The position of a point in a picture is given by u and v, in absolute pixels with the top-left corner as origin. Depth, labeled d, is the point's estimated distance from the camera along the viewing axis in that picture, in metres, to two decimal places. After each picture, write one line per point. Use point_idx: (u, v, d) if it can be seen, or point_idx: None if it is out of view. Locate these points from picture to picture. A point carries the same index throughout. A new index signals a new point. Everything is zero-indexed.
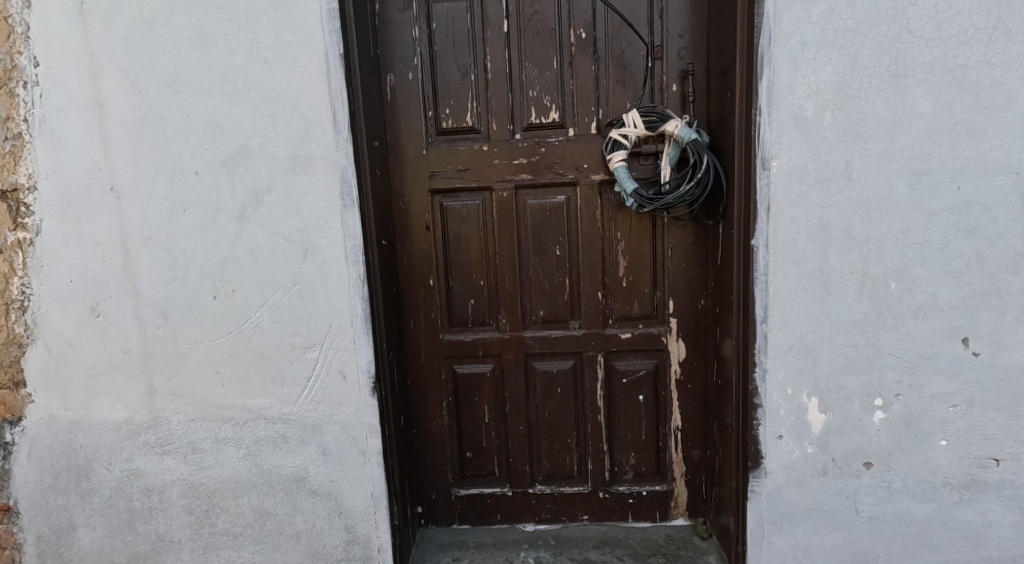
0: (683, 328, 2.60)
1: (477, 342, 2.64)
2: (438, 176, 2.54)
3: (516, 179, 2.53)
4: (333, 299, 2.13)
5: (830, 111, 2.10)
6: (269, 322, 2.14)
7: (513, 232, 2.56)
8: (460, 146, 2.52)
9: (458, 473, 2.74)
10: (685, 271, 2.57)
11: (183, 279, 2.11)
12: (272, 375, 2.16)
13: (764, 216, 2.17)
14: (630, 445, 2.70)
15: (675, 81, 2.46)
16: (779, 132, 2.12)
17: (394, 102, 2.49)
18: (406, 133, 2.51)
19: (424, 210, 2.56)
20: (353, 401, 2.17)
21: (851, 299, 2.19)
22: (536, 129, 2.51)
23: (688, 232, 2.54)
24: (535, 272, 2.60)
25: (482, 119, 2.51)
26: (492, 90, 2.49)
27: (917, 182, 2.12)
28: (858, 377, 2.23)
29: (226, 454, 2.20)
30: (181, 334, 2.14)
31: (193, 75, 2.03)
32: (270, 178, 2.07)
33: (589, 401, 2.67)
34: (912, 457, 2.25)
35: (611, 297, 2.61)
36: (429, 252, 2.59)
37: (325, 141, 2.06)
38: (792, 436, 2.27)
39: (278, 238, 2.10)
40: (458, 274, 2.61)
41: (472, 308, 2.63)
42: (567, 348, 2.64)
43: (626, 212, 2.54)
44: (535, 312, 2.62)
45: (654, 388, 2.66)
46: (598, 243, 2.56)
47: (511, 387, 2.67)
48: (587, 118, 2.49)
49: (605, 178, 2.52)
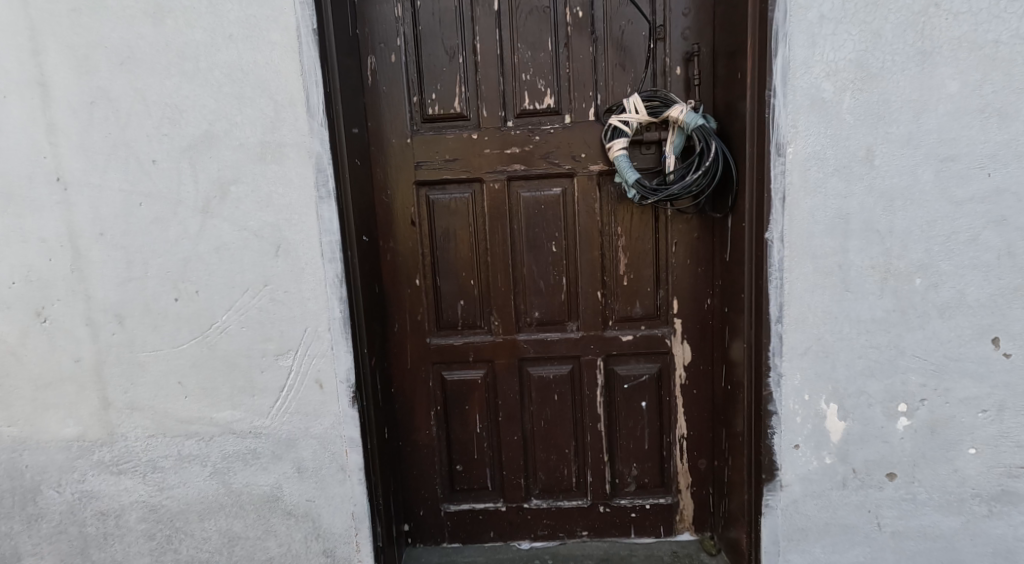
0: (688, 330, 2.44)
1: (467, 346, 2.45)
2: (424, 166, 2.34)
3: (508, 169, 2.35)
4: (308, 302, 1.95)
5: (850, 93, 1.93)
6: (238, 327, 1.95)
7: (506, 227, 2.38)
8: (448, 134, 2.33)
9: (448, 488, 2.55)
10: (690, 269, 2.40)
11: (140, 280, 1.91)
12: (242, 385, 1.98)
13: (778, 207, 1.99)
14: (631, 455, 2.53)
15: (678, 63, 2.28)
16: (795, 115, 1.95)
17: (375, 87, 2.29)
18: (387, 121, 2.32)
19: (409, 203, 2.37)
20: (331, 412, 2.00)
21: (872, 297, 2.02)
22: (529, 115, 2.33)
23: (694, 226, 2.37)
24: (530, 271, 2.41)
25: (471, 105, 2.32)
26: (481, 74, 2.30)
27: (944, 169, 1.94)
28: (879, 381, 2.05)
29: (190, 472, 2.00)
30: (139, 341, 1.94)
31: (149, 53, 1.83)
32: (237, 167, 1.88)
33: (588, 409, 2.50)
34: (938, 466, 2.07)
35: (610, 297, 2.43)
36: (415, 250, 2.39)
37: (298, 126, 1.87)
38: (809, 446, 2.09)
39: (247, 234, 1.91)
40: (447, 273, 2.42)
41: (462, 309, 2.44)
42: (564, 352, 2.46)
43: (627, 204, 2.37)
44: (530, 313, 2.44)
45: (658, 393, 2.49)
46: (597, 239, 2.39)
47: (504, 395, 2.49)
48: (585, 104, 2.31)
49: (605, 169, 2.34)
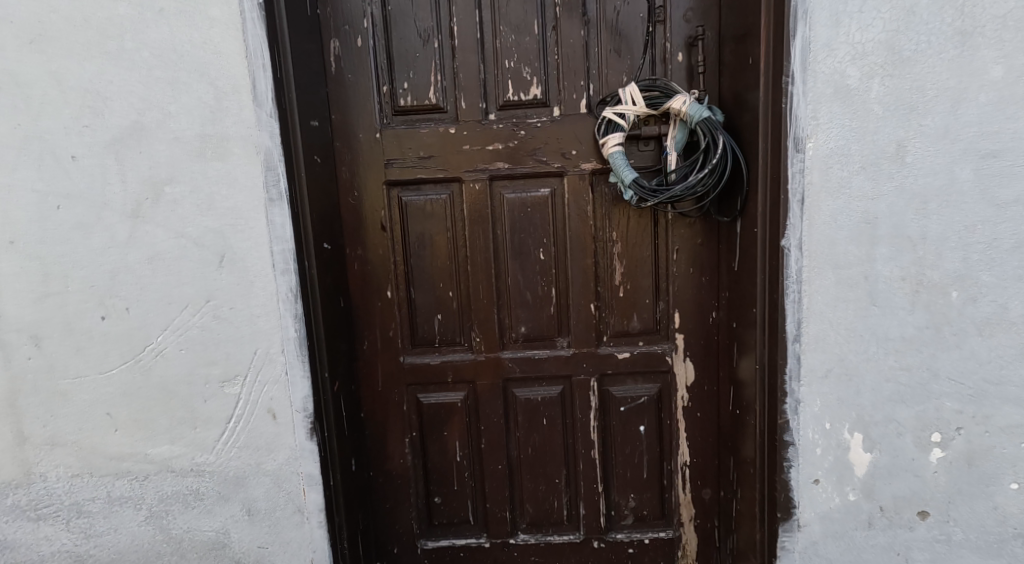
0: (691, 347, 2.20)
1: (445, 366, 2.20)
2: (395, 164, 2.09)
3: (491, 168, 2.10)
4: (258, 320, 1.71)
5: (879, 78, 1.68)
6: (176, 349, 1.70)
7: (488, 232, 2.13)
8: (422, 128, 2.08)
9: (425, 522, 2.29)
10: (694, 278, 2.16)
11: (60, 295, 1.65)
12: (182, 416, 1.73)
13: (797, 211, 1.75)
14: (629, 485, 2.28)
15: (680, 49, 2.04)
16: (815, 105, 1.70)
17: (340, 75, 2.04)
18: (353, 113, 2.06)
19: (379, 206, 2.11)
20: (286, 446, 1.76)
21: (902, 312, 1.77)
22: (514, 108, 2.08)
23: (697, 231, 2.13)
24: (515, 281, 2.16)
25: (448, 96, 2.07)
26: (458, 61, 2.05)
27: (985, 166, 1.70)
28: (910, 408, 1.80)
29: (122, 517, 1.75)
30: (59, 367, 1.68)
31: (65, 30, 1.57)
32: (171, 164, 1.62)
33: (580, 434, 2.25)
34: (976, 504, 1.82)
35: (604, 310, 2.19)
36: (386, 258, 2.14)
37: (243, 117, 1.62)
38: (830, 481, 1.85)
39: (185, 242, 1.66)
40: (422, 284, 2.16)
41: (439, 324, 2.19)
42: (554, 371, 2.21)
43: (622, 207, 2.12)
44: (515, 328, 2.19)
45: (658, 416, 2.24)
46: (590, 245, 2.14)
47: (487, 420, 2.24)
48: (575, 94, 2.07)
49: (598, 167, 2.09)
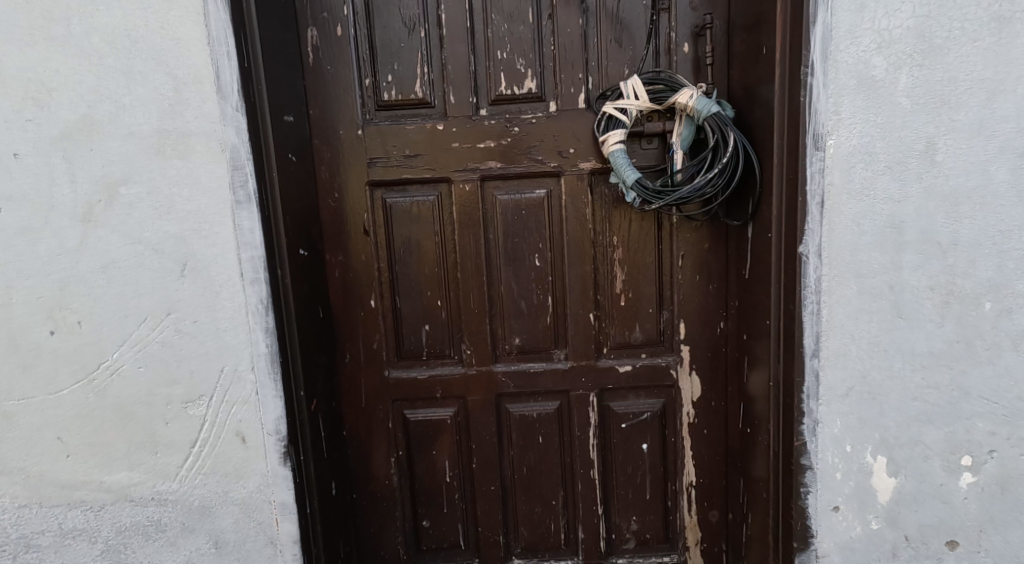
0: (698, 359, 2.05)
1: (433, 380, 2.05)
2: (378, 163, 1.93)
3: (482, 167, 1.94)
4: (224, 334, 1.56)
5: (907, 69, 1.53)
6: (134, 367, 1.54)
7: (479, 236, 1.97)
8: (408, 124, 1.92)
9: (412, 547, 2.14)
10: (700, 286, 2.01)
11: (4, 308, 1.50)
12: (141, 440, 1.57)
13: (816, 214, 1.60)
14: (630, 507, 2.13)
15: (685, 40, 1.89)
16: (836, 98, 1.55)
17: (318, 66, 1.88)
18: (333, 108, 1.91)
19: (361, 209, 1.95)
20: (257, 472, 1.61)
21: (930, 325, 1.62)
22: (507, 102, 1.93)
23: (704, 235, 1.98)
24: (508, 289, 2.01)
25: (436, 89, 1.92)
26: (447, 52, 1.89)
27: (1023, 165, 1.55)
28: (939, 429, 1.65)
29: (76, 551, 1.60)
30: (4, 387, 1.52)
31: (6, 14, 1.42)
32: (126, 162, 1.47)
33: (579, 453, 2.10)
34: (1011, 534, 1.67)
35: (604, 321, 2.04)
36: (370, 265, 1.98)
37: (205, 111, 1.47)
38: (851, 508, 1.70)
39: (143, 248, 1.50)
40: (409, 293, 2.01)
41: (426, 336, 2.03)
42: (550, 385, 2.05)
43: (624, 210, 1.97)
44: (509, 339, 2.04)
45: (662, 434, 2.09)
46: (588, 250, 1.98)
47: (479, 438, 2.08)
48: (573, 88, 1.91)
49: (598, 167, 1.94)
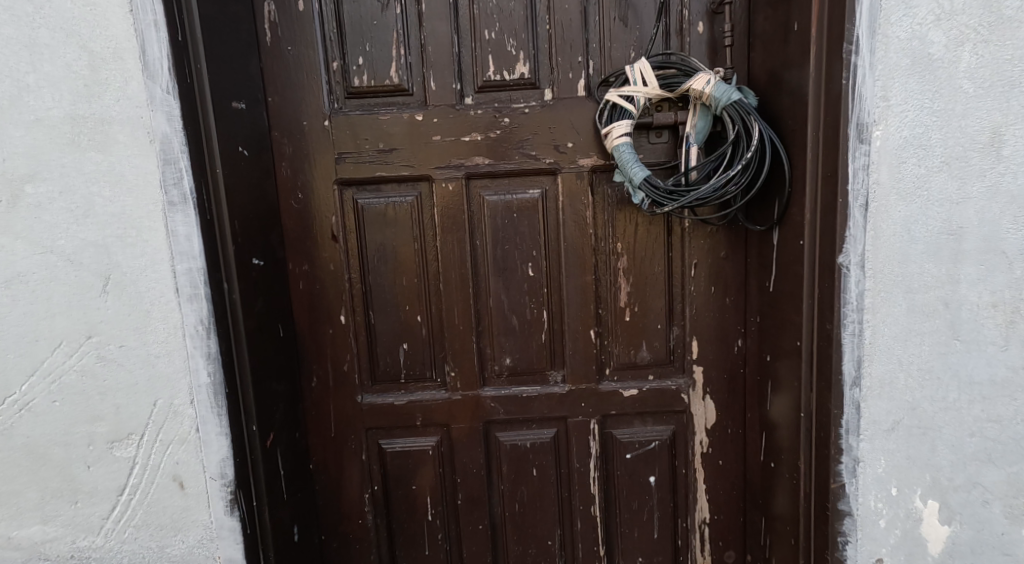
0: (714, 382, 1.80)
1: (413, 406, 1.79)
2: (348, 159, 1.68)
3: (468, 163, 1.69)
4: (157, 361, 1.31)
5: (970, 46, 1.30)
6: (48, 402, 1.29)
7: (464, 243, 1.73)
8: (382, 113, 1.67)
9: None
10: (716, 299, 1.76)
11: None
12: (56, 488, 1.32)
13: (858, 219, 1.36)
14: (636, 548, 1.88)
15: (700, 18, 1.65)
16: (885, 81, 1.32)
17: (276, 46, 1.63)
18: (294, 94, 1.65)
19: (329, 211, 1.70)
20: (199, 523, 1.36)
21: (992, 349, 1.38)
22: (496, 89, 1.68)
23: (721, 242, 1.73)
24: (497, 303, 1.76)
25: (414, 74, 1.67)
26: (426, 30, 1.65)
27: None
28: (1002, 470, 1.41)
29: None
30: None
31: None
32: (35, 155, 1.24)
33: (578, 487, 1.85)
34: None
35: (607, 338, 1.79)
36: (339, 276, 1.73)
37: (129, 92, 1.23)
38: (897, 561, 1.46)
39: (56, 259, 1.26)
40: (384, 306, 1.76)
41: (405, 356, 1.78)
42: (545, 412, 1.81)
43: (631, 213, 1.73)
44: (499, 360, 1.79)
45: (672, 465, 1.85)
46: (589, 258, 1.74)
47: (464, 471, 1.83)
48: (571, 73, 1.67)
49: (600, 163, 1.69)
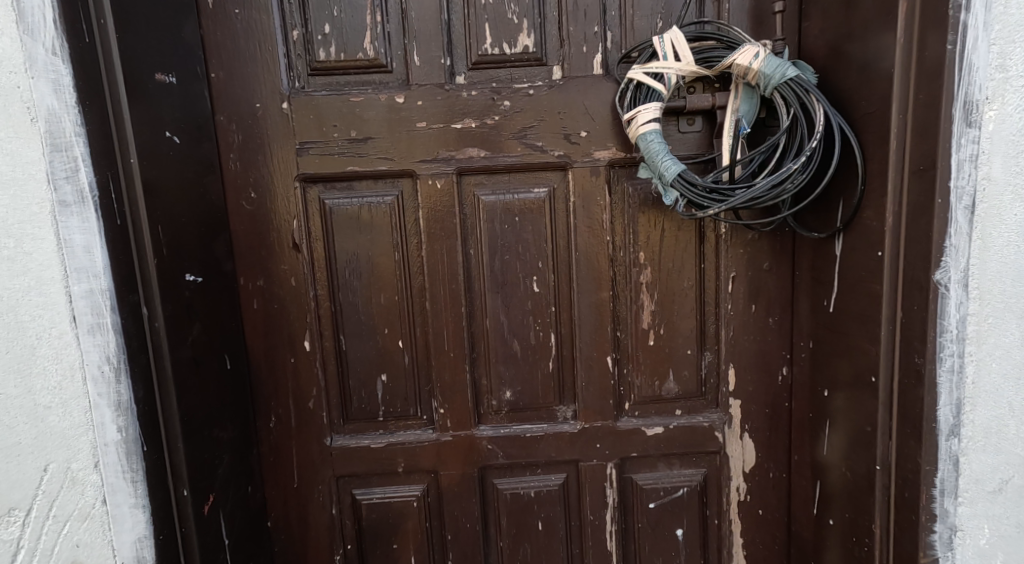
0: (757, 419, 1.50)
1: (391, 450, 1.48)
2: (311, 150, 1.36)
3: (458, 156, 1.38)
4: (47, 415, 1.04)
5: None
6: None
7: (455, 252, 1.41)
8: (354, 92, 1.35)
9: None
10: (760, 320, 1.46)
11: None
12: None
13: (963, 224, 1.07)
14: None
15: None
16: (1004, 46, 1.05)
17: (221, 10, 1.31)
18: (243, 69, 1.33)
19: (289, 213, 1.38)
20: None
21: None
22: (493, 65, 1.37)
23: (766, 250, 1.43)
24: (495, 324, 1.45)
25: (394, 46, 1.36)
26: None
27: None
28: None
29: None
30: None
31: None
32: None
33: (592, 545, 1.53)
34: None
35: (626, 367, 1.48)
36: (302, 292, 1.41)
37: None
38: None
39: None
40: (357, 329, 1.44)
41: (383, 389, 1.46)
42: (552, 456, 1.50)
43: (658, 215, 1.42)
44: (497, 393, 1.48)
45: (704, 517, 1.54)
46: (606, 270, 1.43)
47: (455, 526, 1.51)
48: (585, 46, 1.36)
49: (620, 156, 1.39)
